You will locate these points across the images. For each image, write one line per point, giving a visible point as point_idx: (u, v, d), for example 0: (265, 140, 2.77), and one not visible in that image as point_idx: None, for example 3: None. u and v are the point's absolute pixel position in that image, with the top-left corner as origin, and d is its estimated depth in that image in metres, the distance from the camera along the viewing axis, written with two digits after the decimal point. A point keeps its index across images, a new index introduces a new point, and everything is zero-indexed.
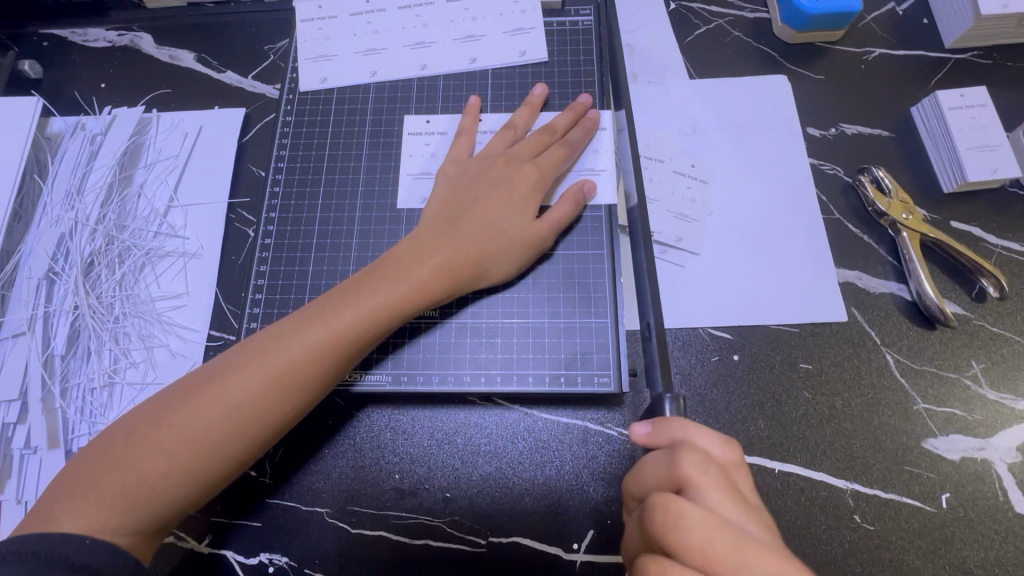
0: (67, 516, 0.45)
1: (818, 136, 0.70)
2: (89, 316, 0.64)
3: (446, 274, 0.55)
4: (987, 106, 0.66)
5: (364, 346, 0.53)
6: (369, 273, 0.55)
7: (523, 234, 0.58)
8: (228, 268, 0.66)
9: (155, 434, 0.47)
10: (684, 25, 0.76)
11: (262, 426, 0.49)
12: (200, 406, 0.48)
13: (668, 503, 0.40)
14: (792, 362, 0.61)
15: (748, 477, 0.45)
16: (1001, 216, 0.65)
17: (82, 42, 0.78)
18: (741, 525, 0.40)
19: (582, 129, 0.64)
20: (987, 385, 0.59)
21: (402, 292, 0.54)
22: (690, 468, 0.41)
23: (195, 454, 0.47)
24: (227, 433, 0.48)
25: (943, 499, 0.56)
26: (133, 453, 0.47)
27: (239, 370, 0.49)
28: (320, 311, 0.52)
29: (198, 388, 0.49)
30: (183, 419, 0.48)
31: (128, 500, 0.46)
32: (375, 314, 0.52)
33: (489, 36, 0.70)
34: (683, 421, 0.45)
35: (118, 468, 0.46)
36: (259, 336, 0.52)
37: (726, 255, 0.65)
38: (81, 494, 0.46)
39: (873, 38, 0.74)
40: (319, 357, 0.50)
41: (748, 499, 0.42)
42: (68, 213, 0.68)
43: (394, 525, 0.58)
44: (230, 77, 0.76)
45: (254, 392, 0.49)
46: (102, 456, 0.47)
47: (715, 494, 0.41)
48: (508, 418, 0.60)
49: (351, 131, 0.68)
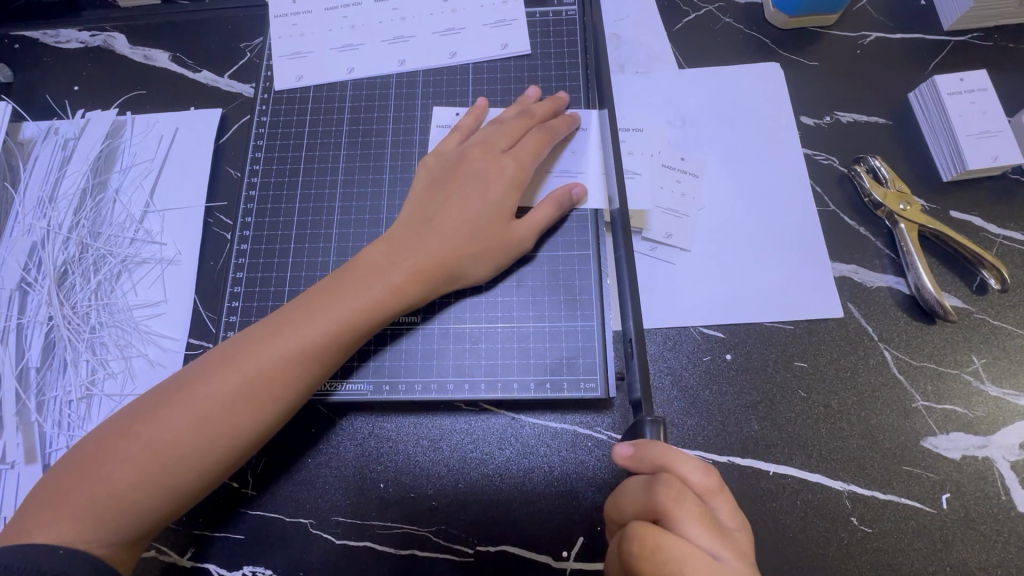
0: (36, 530, 0.44)
1: (812, 126, 0.68)
2: (65, 326, 0.62)
3: (423, 275, 0.54)
4: (987, 91, 0.63)
5: (338, 353, 0.51)
6: (342, 277, 0.53)
7: (502, 233, 0.56)
8: (206, 274, 0.65)
9: (122, 446, 0.46)
10: (672, 12, 0.74)
11: (234, 437, 0.47)
12: (171, 415, 0.47)
13: (646, 537, 0.40)
14: (786, 360, 0.59)
15: (731, 505, 0.43)
16: (1002, 204, 0.63)
17: (54, 43, 0.76)
18: (713, 555, 0.39)
19: (564, 121, 0.61)
20: (988, 381, 0.57)
21: (375, 296, 0.52)
22: (666, 499, 0.40)
23: (164, 465, 0.46)
24: (197, 444, 0.46)
25: (943, 499, 0.54)
26: (100, 466, 0.45)
27: (208, 379, 0.48)
28: (292, 317, 0.51)
29: (167, 398, 0.48)
30: (151, 430, 0.46)
31: (99, 513, 0.45)
32: (349, 318, 0.51)
33: (469, 28, 0.67)
34: (665, 446, 0.42)
35: (86, 481, 0.45)
36: (231, 343, 0.50)
37: (718, 251, 0.63)
38: (50, 507, 0.44)
39: (869, 21, 0.71)
40: (291, 365, 0.49)
41: (725, 528, 0.42)
42: (41, 221, 0.66)
43: (379, 535, 0.56)
44: (205, 77, 0.74)
45: (223, 401, 0.47)
46: (73, 468, 0.46)
47: (693, 526, 0.40)
48: (495, 423, 0.59)
49: (329, 131, 0.66)
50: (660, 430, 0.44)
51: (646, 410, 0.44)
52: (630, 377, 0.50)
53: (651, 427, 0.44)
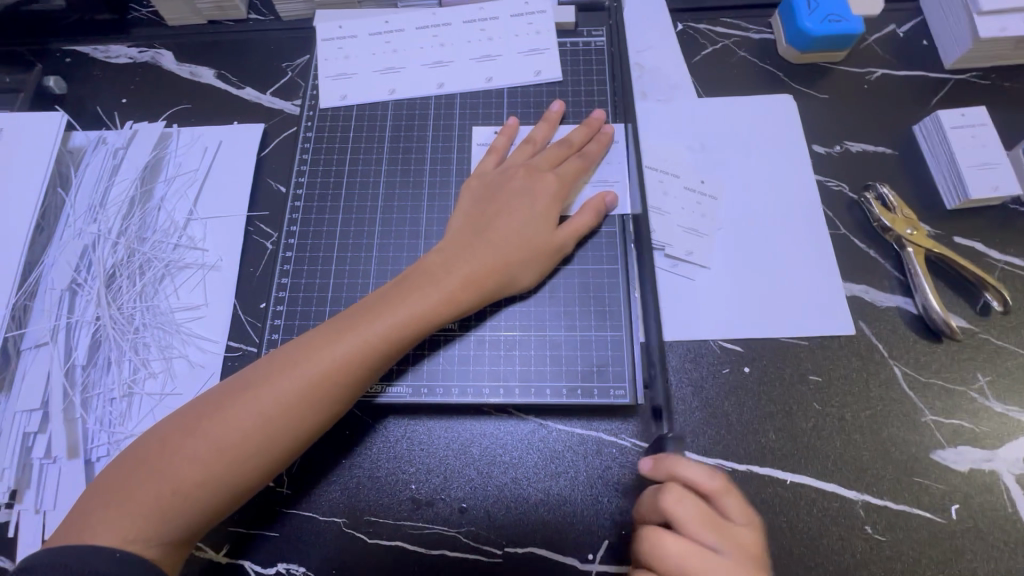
0: (103, 526, 0.46)
1: (824, 154, 0.72)
2: (111, 327, 0.65)
3: (474, 285, 0.56)
4: (988, 126, 0.68)
5: (392, 356, 0.54)
6: (395, 286, 0.56)
7: (547, 242, 0.60)
8: (248, 279, 0.68)
9: (188, 444, 0.48)
10: (691, 45, 0.79)
11: (294, 437, 0.50)
12: (233, 416, 0.49)
13: (651, 537, 0.48)
14: (801, 374, 0.62)
15: (738, 501, 0.50)
16: (1003, 231, 0.67)
17: (105, 58, 0.80)
18: (716, 549, 0.47)
19: (597, 143, 0.66)
20: (993, 398, 0.60)
21: (430, 304, 0.55)
22: (673, 503, 0.48)
23: (229, 464, 0.48)
24: (260, 443, 0.49)
25: (952, 510, 0.57)
26: (168, 464, 0.48)
27: (270, 381, 0.50)
28: (349, 323, 0.53)
29: (230, 400, 0.50)
30: (216, 430, 0.49)
31: (164, 510, 0.47)
32: (403, 327, 0.53)
33: (504, 55, 0.72)
34: (675, 458, 0.50)
35: (155, 478, 0.47)
36: (290, 347, 0.53)
37: (738, 270, 0.66)
38: (118, 505, 0.46)
39: (876, 59, 0.76)
40: (349, 369, 0.51)
41: (734, 532, 0.48)
42: (91, 226, 0.69)
43: (410, 535, 0.58)
44: (249, 93, 0.78)
45: (285, 403, 0.50)
46: (137, 465, 0.48)
47: (693, 524, 0.47)
48: (523, 428, 0.61)
49: (370, 147, 0.70)
50: None
51: None
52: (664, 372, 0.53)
53: (673, 444, 0.54)
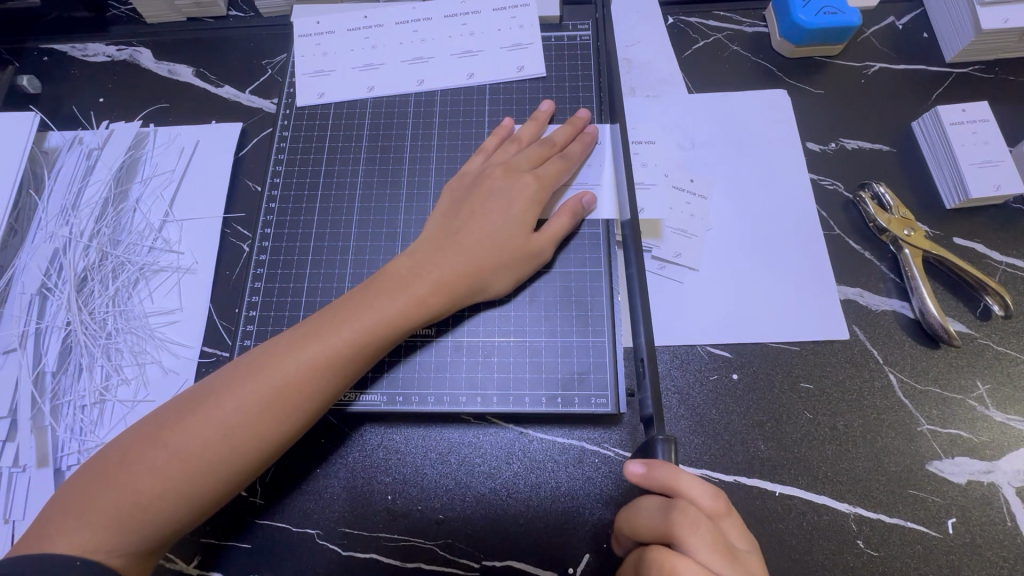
0: (61, 538, 0.44)
1: (818, 152, 0.69)
2: (82, 332, 0.63)
3: (446, 289, 0.55)
4: (989, 122, 0.65)
5: (362, 362, 0.52)
6: (366, 289, 0.54)
7: (523, 246, 0.58)
8: (222, 283, 0.66)
9: (149, 454, 0.47)
10: (682, 39, 0.76)
11: (258, 445, 0.48)
12: (196, 425, 0.47)
13: (661, 562, 0.41)
14: (792, 381, 0.60)
15: (737, 526, 0.45)
16: (1005, 232, 0.64)
17: (81, 57, 0.78)
18: None
19: (581, 142, 0.63)
20: (993, 406, 0.58)
21: (403, 307, 0.53)
22: (681, 524, 0.42)
23: (191, 473, 0.47)
24: (223, 453, 0.47)
25: (948, 524, 0.54)
26: (127, 474, 0.46)
27: (235, 388, 0.49)
28: (318, 328, 0.52)
29: (193, 408, 0.48)
30: (178, 440, 0.47)
31: (125, 522, 0.45)
32: (372, 331, 0.52)
33: (487, 51, 0.70)
34: (674, 467, 0.44)
35: (114, 488, 0.46)
36: (256, 354, 0.51)
37: (726, 272, 0.64)
38: (76, 515, 0.45)
39: (873, 52, 0.74)
40: (316, 375, 0.50)
41: (742, 556, 0.43)
42: (63, 228, 0.67)
43: (385, 547, 0.56)
44: (227, 91, 0.76)
45: (250, 410, 0.48)
46: (97, 475, 0.47)
47: (706, 551, 0.41)
48: (503, 437, 0.59)
49: (348, 146, 0.68)
50: (672, 448, 0.44)
51: (658, 428, 0.44)
52: (642, 393, 0.50)
53: (662, 444, 0.44)
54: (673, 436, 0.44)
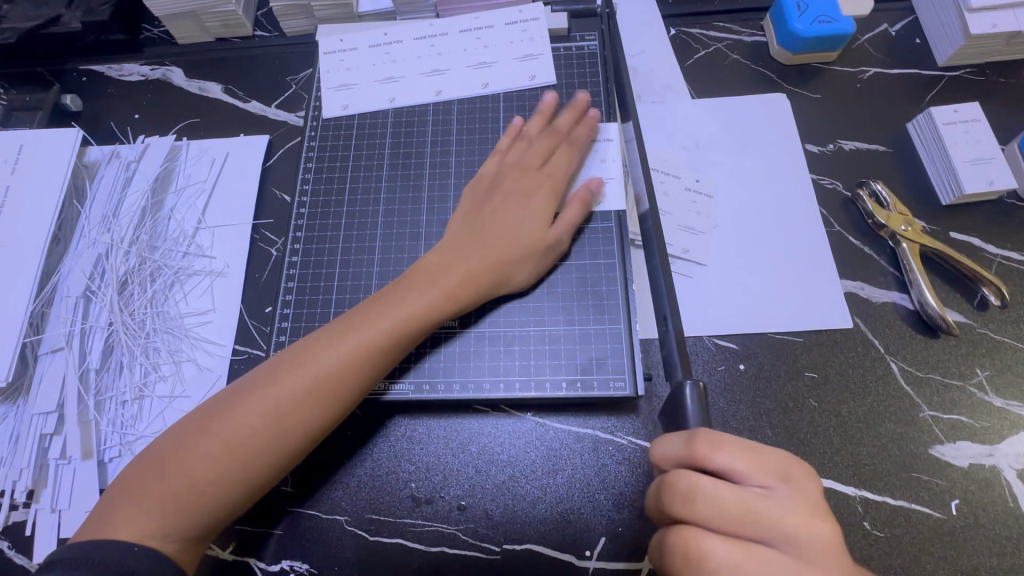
0: (122, 523, 0.47)
1: (817, 153, 0.73)
2: (123, 331, 0.67)
3: (473, 283, 0.58)
4: (981, 121, 0.68)
5: (395, 353, 0.55)
6: (398, 284, 0.58)
7: (542, 235, 0.61)
8: (253, 284, 0.70)
9: (201, 444, 0.50)
10: (684, 49, 0.80)
11: (302, 434, 0.51)
12: (244, 415, 0.51)
13: (697, 487, 0.42)
14: (796, 370, 0.62)
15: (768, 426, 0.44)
16: (1000, 226, 0.67)
17: (118, 76, 0.84)
18: (768, 489, 0.42)
19: (585, 133, 0.67)
20: (992, 392, 0.60)
21: (432, 299, 0.56)
22: (704, 449, 0.42)
23: (240, 460, 0.50)
24: (270, 441, 0.50)
25: (952, 505, 0.56)
26: (182, 462, 0.49)
27: (278, 380, 0.52)
28: (354, 322, 0.55)
29: (240, 399, 0.52)
30: (227, 429, 0.50)
31: (180, 507, 0.48)
32: (405, 324, 0.55)
33: (500, 62, 0.74)
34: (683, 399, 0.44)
35: (170, 475, 0.49)
36: (296, 348, 0.54)
37: (733, 267, 0.67)
38: (136, 502, 0.48)
39: (868, 58, 0.77)
40: (355, 366, 0.53)
41: (778, 467, 0.43)
42: (104, 235, 0.72)
43: (410, 533, 0.59)
44: (255, 106, 0.81)
45: (294, 400, 0.51)
46: (153, 464, 0.50)
47: (735, 464, 0.42)
48: (521, 426, 0.62)
49: (371, 154, 0.72)
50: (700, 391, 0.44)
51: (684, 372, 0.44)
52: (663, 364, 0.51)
53: (690, 387, 0.44)
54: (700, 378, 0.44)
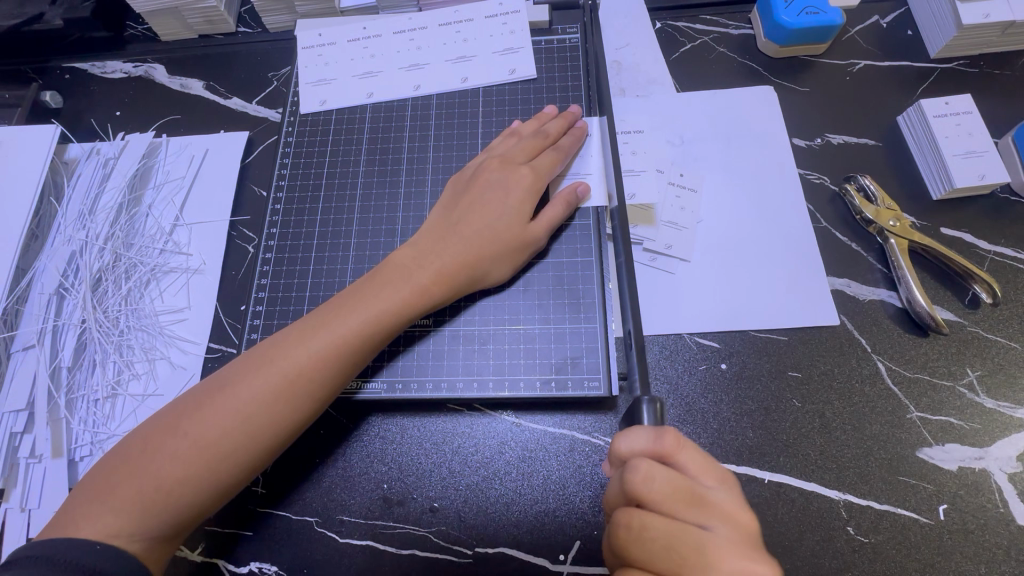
0: (84, 523, 0.46)
1: (804, 147, 0.71)
2: (96, 329, 0.66)
3: (449, 277, 0.57)
4: (973, 113, 0.66)
5: (369, 349, 0.54)
6: (372, 279, 0.57)
7: (520, 233, 0.60)
8: (228, 281, 0.69)
9: (169, 443, 0.49)
10: (670, 42, 0.78)
11: (272, 431, 0.50)
12: (212, 413, 0.50)
13: (634, 523, 0.42)
14: (780, 370, 0.61)
15: (705, 460, 0.44)
16: (992, 221, 0.65)
17: (100, 73, 0.83)
18: (706, 527, 0.41)
19: (572, 137, 0.66)
20: (983, 393, 0.58)
21: (406, 295, 0.55)
22: (639, 486, 0.42)
23: (209, 460, 0.49)
24: (239, 439, 0.49)
25: (940, 510, 0.54)
26: (149, 461, 0.48)
27: (247, 379, 0.51)
28: (326, 317, 0.54)
29: (209, 397, 0.51)
30: (196, 427, 0.49)
31: (144, 508, 0.47)
32: (379, 319, 0.54)
33: (479, 56, 0.73)
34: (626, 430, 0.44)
35: (136, 477, 0.48)
36: (268, 344, 0.53)
37: (715, 263, 0.65)
38: (101, 503, 0.47)
39: (858, 50, 0.75)
40: (326, 363, 0.52)
41: (718, 505, 0.42)
42: (80, 233, 0.71)
43: (381, 535, 0.58)
44: (235, 102, 0.80)
45: (264, 398, 0.50)
46: (119, 464, 0.49)
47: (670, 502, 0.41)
48: (496, 426, 0.61)
49: (349, 149, 0.71)
50: (658, 408, 0.44)
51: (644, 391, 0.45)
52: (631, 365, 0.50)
53: (648, 405, 0.44)
54: (658, 396, 0.44)
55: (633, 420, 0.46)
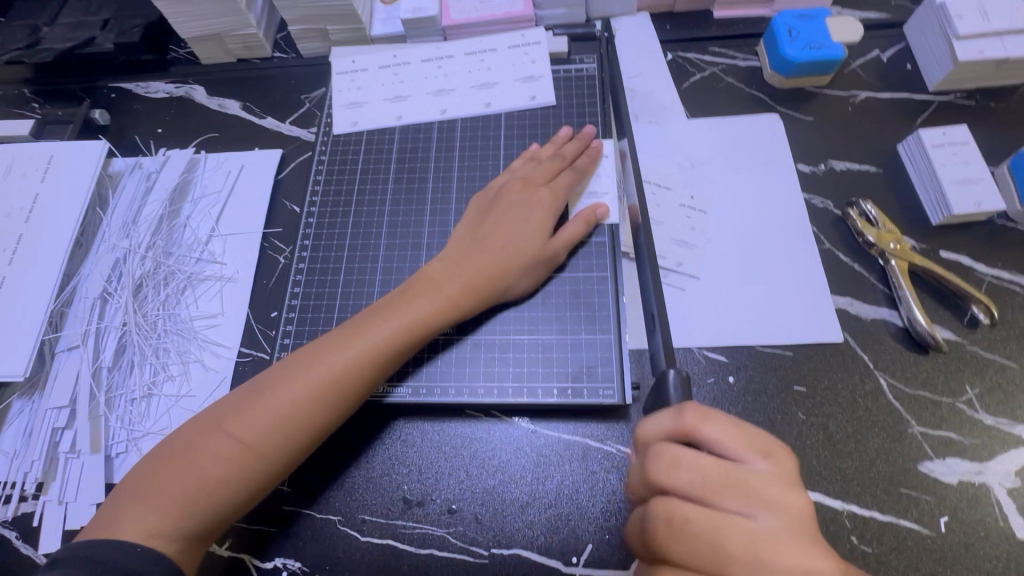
0: (130, 521, 0.49)
1: (809, 172, 0.74)
2: (135, 332, 0.70)
3: (476, 289, 0.61)
4: (969, 143, 0.69)
5: (398, 357, 0.58)
6: (403, 291, 0.61)
7: (541, 249, 0.64)
8: (260, 289, 0.73)
9: (211, 444, 0.52)
10: (681, 72, 0.83)
11: (306, 433, 0.54)
12: (252, 416, 0.53)
13: (671, 514, 0.44)
14: (785, 384, 0.63)
15: (743, 444, 0.45)
16: (990, 246, 0.68)
17: (144, 93, 0.89)
18: (750, 516, 0.43)
19: (589, 157, 0.70)
20: (982, 410, 0.60)
21: (434, 307, 0.59)
22: (669, 474, 0.45)
23: (248, 461, 0.52)
24: (276, 441, 0.53)
25: (941, 522, 0.56)
26: (192, 461, 0.52)
27: (285, 384, 0.54)
28: (360, 326, 0.58)
29: (248, 402, 0.54)
30: (236, 429, 0.52)
31: (187, 506, 0.50)
32: (410, 329, 0.58)
33: (502, 83, 0.78)
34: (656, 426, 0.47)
35: (180, 475, 0.51)
36: (304, 352, 0.57)
37: (724, 280, 0.68)
38: (148, 501, 0.50)
39: (860, 82, 0.79)
40: (360, 372, 0.55)
41: (771, 498, 0.43)
42: (123, 241, 0.76)
43: (401, 535, 0.60)
44: (270, 122, 0.85)
45: (300, 404, 0.53)
46: (164, 464, 0.52)
47: (702, 485, 0.44)
48: (512, 431, 0.64)
49: (378, 167, 0.75)
50: (683, 381, 0.49)
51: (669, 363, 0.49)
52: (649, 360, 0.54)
53: (673, 377, 0.49)
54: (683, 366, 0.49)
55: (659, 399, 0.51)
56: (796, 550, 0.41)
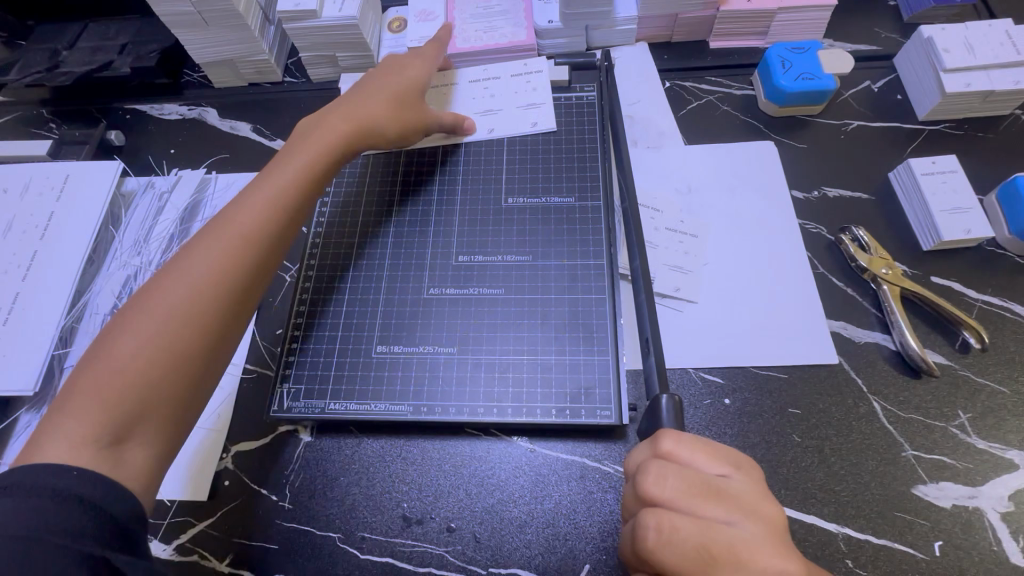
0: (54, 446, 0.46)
1: (803, 199, 0.76)
2: None
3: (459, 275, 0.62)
4: (958, 172, 0.71)
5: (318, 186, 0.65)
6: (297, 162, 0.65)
7: None
8: (266, 307, 0.75)
9: (117, 354, 0.51)
10: (678, 100, 0.86)
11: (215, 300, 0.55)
12: (131, 332, 0.52)
13: (659, 526, 0.45)
14: (780, 407, 0.64)
15: (718, 458, 0.48)
16: (980, 272, 0.69)
17: (158, 115, 0.92)
18: (733, 523, 0.44)
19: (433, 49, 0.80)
20: (975, 434, 0.61)
21: (307, 159, 0.65)
22: (653, 487, 0.46)
23: (169, 366, 0.51)
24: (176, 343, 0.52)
25: (935, 546, 0.57)
26: (115, 372, 0.50)
27: (159, 296, 0.54)
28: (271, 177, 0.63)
29: (132, 316, 0.53)
30: (123, 342, 0.51)
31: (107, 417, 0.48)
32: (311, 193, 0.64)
33: (506, 110, 0.81)
34: (636, 450, 0.50)
35: (95, 385, 0.49)
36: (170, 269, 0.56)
37: (720, 303, 0.70)
38: (71, 414, 0.48)
39: (851, 111, 0.82)
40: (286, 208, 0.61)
41: (746, 505, 0.45)
42: (135, 259, 0.78)
43: (399, 553, 0.61)
44: (279, 144, 0.88)
45: (166, 325, 0.52)
46: (90, 380, 0.50)
47: (686, 496, 0.45)
48: (511, 450, 0.65)
49: (384, 189, 0.78)
50: (676, 403, 0.51)
51: (662, 387, 0.52)
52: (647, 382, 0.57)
53: (667, 399, 0.51)
54: (676, 392, 0.52)
55: (652, 422, 0.52)
56: (776, 554, 0.42)
